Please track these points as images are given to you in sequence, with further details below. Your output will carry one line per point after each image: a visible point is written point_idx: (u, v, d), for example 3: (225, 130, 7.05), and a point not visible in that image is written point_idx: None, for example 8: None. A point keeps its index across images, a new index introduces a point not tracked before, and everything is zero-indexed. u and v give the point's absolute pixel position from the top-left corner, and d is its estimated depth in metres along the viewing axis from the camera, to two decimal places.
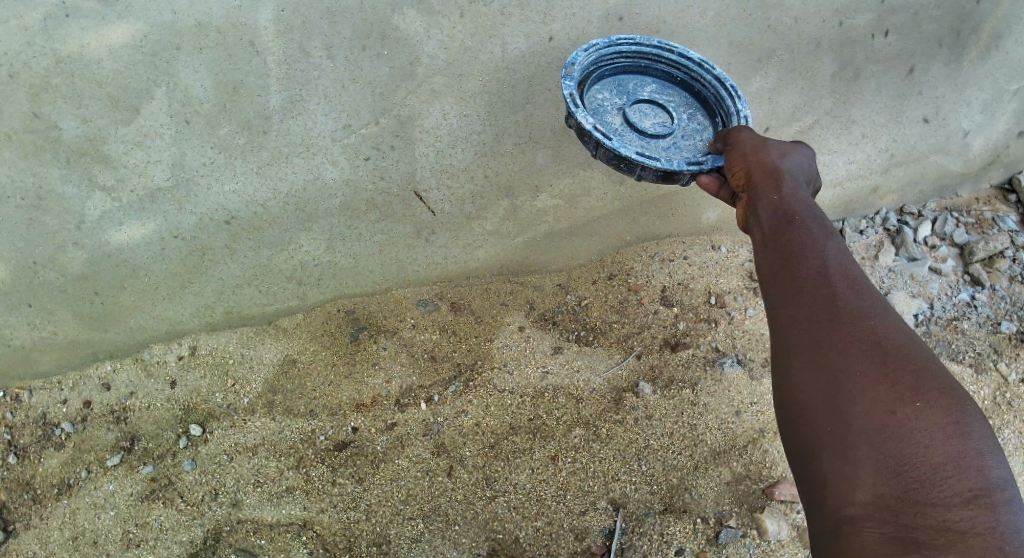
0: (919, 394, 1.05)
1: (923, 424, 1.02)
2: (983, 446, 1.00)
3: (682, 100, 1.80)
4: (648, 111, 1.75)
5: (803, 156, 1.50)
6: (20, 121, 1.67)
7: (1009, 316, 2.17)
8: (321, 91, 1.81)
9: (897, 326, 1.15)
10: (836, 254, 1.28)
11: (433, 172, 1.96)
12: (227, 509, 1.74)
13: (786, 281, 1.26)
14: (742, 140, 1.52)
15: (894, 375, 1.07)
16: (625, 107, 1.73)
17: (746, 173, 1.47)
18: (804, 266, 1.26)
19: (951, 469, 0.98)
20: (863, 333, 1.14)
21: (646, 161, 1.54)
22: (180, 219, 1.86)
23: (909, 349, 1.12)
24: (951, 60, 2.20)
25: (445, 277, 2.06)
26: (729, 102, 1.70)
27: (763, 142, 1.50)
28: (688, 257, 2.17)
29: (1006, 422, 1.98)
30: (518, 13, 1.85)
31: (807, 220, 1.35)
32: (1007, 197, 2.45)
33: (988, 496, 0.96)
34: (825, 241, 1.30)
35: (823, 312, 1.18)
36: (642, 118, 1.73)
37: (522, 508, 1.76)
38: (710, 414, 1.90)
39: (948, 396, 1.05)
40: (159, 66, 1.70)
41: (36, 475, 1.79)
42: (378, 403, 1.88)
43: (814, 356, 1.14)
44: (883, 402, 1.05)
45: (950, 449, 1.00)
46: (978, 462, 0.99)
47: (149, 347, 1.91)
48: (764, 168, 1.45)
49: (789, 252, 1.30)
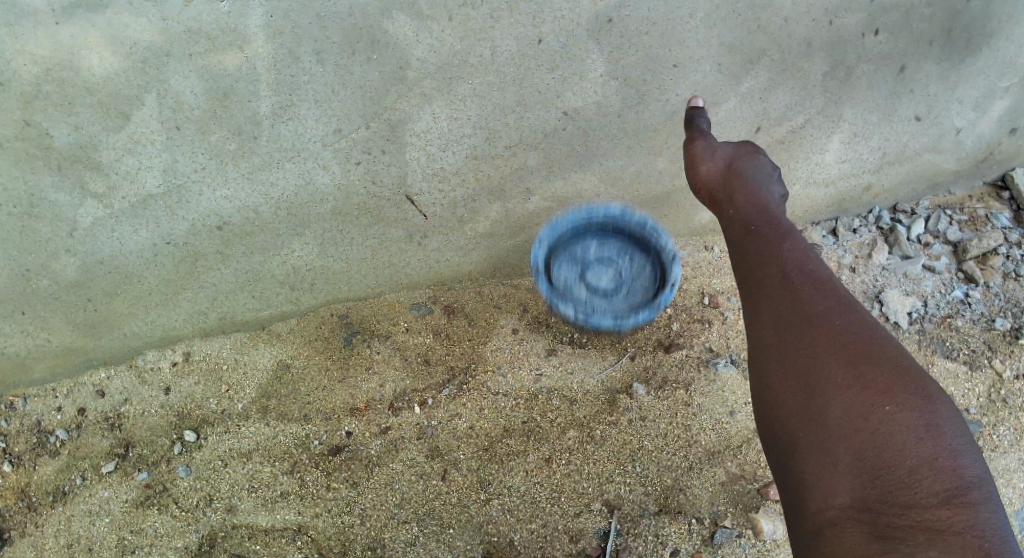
0: (891, 396, 1.11)
1: (896, 425, 1.09)
2: (957, 444, 1.07)
3: (617, 246, 1.92)
4: (597, 237, 1.93)
5: (758, 159, 1.62)
6: (13, 129, 1.75)
7: (1002, 313, 2.13)
8: (311, 96, 1.82)
9: (866, 325, 1.22)
10: (797, 258, 1.37)
11: (424, 176, 1.93)
12: (222, 515, 1.79)
13: (758, 292, 1.34)
14: (697, 151, 1.64)
15: (863, 378, 1.14)
16: (584, 274, 1.90)
17: (708, 187, 1.63)
18: (771, 277, 1.34)
19: (928, 471, 1.05)
20: (834, 336, 1.21)
21: (621, 323, 1.85)
22: (173, 225, 1.86)
23: (879, 348, 1.18)
24: (943, 58, 2.13)
25: (439, 280, 2.00)
26: (659, 238, 1.88)
27: (717, 151, 1.62)
28: (682, 259, 2.04)
29: (1000, 419, 2.03)
30: (508, 16, 1.85)
31: (767, 230, 1.47)
32: (1000, 194, 2.32)
33: (964, 495, 1.03)
34: (784, 246, 1.40)
35: (793, 321, 1.26)
36: (597, 269, 1.91)
37: (517, 511, 1.79)
38: (705, 415, 1.87)
39: (919, 396, 1.11)
40: (149, 72, 1.75)
41: (30, 483, 1.82)
42: (372, 406, 1.87)
43: (789, 364, 1.21)
44: (857, 406, 1.12)
45: (924, 451, 1.06)
46: (953, 463, 1.05)
47: (143, 353, 1.91)
48: (722, 181, 1.60)
49: (755, 264, 1.39)
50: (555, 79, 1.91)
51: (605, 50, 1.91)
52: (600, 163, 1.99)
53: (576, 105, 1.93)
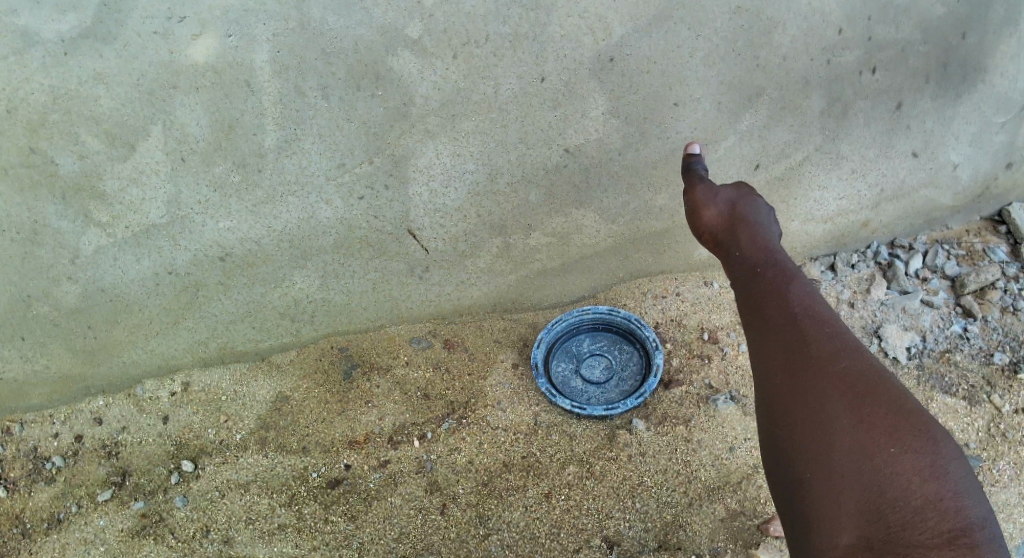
0: (894, 438, 1.13)
1: (898, 467, 1.10)
2: (959, 487, 1.08)
3: (608, 339, 2.06)
4: (592, 368, 2.03)
5: (760, 203, 1.66)
6: (18, 155, 1.74)
7: (1001, 347, 2.12)
8: (316, 130, 1.83)
9: (869, 365, 1.24)
10: (801, 296, 1.39)
11: (427, 211, 1.95)
12: (217, 546, 1.76)
13: (762, 331, 1.36)
14: (700, 198, 1.69)
15: (867, 419, 1.16)
16: (580, 383, 2.01)
17: (710, 231, 1.66)
18: (776, 316, 1.36)
19: (931, 512, 1.05)
20: (838, 376, 1.22)
21: (612, 410, 1.88)
22: (176, 255, 1.88)
23: (883, 388, 1.20)
24: (940, 95, 2.14)
25: (439, 315, 2.03)
26: (641, 332, 2.00)
27: (719, 195, 1.67)
28: (681, 294, 2.08)
29: (1000, 453, 1.97)
30: (511, 55, 1.85)
31: (773, 270, 1.48)
32: (997, 228, 2.35)
33: (967, 536, 1.03)
34: (790, 284, 1.42)
35: (797, 359, 1.27)
36: (592, 369, 2.03)
37: (516, 546, 1.76)
38: (704, 450, 1.86)
39: (922, 438, 1.13)
40: (156, 104, 1.75)
41: (26, 509, 1.82)
42: (371, 440, 1.87)
43: (793, 404, 1.23)
44: (862, 447, 1.13)
45: (927, 492, 1.08)
46: (955, 505, 1.06)
47: (142, 382, 1.93)
48: (725, 227, 1.63)
49: (760, 302, 1.41)
50: (556, 117, 1.92)
51: (607, 88, 1.92)
52: (599, 201, 2.01)
53: (577, 142, 1.95)
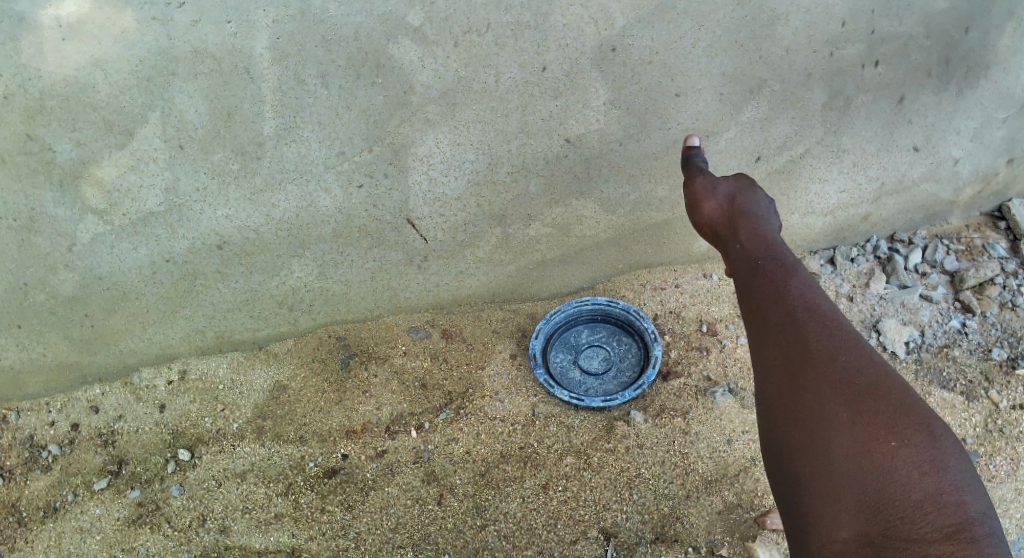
0: (894, 433, 1.12)
1: (898, 463, 1.10)
2: (959, 481, 1.07)
3: (607, 330, 2.06)
4: (591, 359, 2.03)
5: (759, 197, 1.66)
6: (15, 142, 1.77)
7: (999, 343, 2.12)
8: (315, 118, 1.84)
9: (869, 360, 1.23)
10: (801, 291, 1.38)
11: (426, 201, 1.94)
12: (215, 535, 1.76)
13: (761, 327, 1.36)
14: (699, 192, 1.69)
15: (867, 414, 1.15)
16: (579, 374, 2.01)
17: (710, 224, 1.67)
18: (775, 312, 1.35)
19: (930, 507, 1.05)
20: (837, 371, 1.22)
21: (609, 402, 1.87)
22: (173, 243, 1.87)
23: (883, 382, 1.19)
24: (941, 89, 2.14)
25: (437, 304, 2.01)
26: (640, 323, 1.99)
27: (718, 189, 1.68)
28: (680, 286, 2.07)
29: (997, 448, 1.97)
30: (512, 44, 1.87)
31: (773, 264, 1.47)
32: (997, 224, 2.33)
33: (967, 531, 1.02)
34: (789, 279, 1.42)
35: (796, 355, 1.27)
36: (591, 361, 2.03)
37: (513, 537, 1.76)
38: (702, 443, 1.86)
39: (922, 433, 1.12)
40: (154, 91, 1.78)
41: (22, 498, 1.81)
42: (368, 430, 1.86)
43: (793, 400, 1.23)
44: (861, 443, 1.13)
45: (926, 487, 1.07)
46: (955, 499, 1.05)
47: (138, 371, 1.91)
48: (725, 221, 1.63)
49: (759, 297, 1.41)
50: (557, 107, 1.92)
51: (608, 79, 1.92)
52: (599, 191, 2.00)
53: (577, 132, 1.94)
